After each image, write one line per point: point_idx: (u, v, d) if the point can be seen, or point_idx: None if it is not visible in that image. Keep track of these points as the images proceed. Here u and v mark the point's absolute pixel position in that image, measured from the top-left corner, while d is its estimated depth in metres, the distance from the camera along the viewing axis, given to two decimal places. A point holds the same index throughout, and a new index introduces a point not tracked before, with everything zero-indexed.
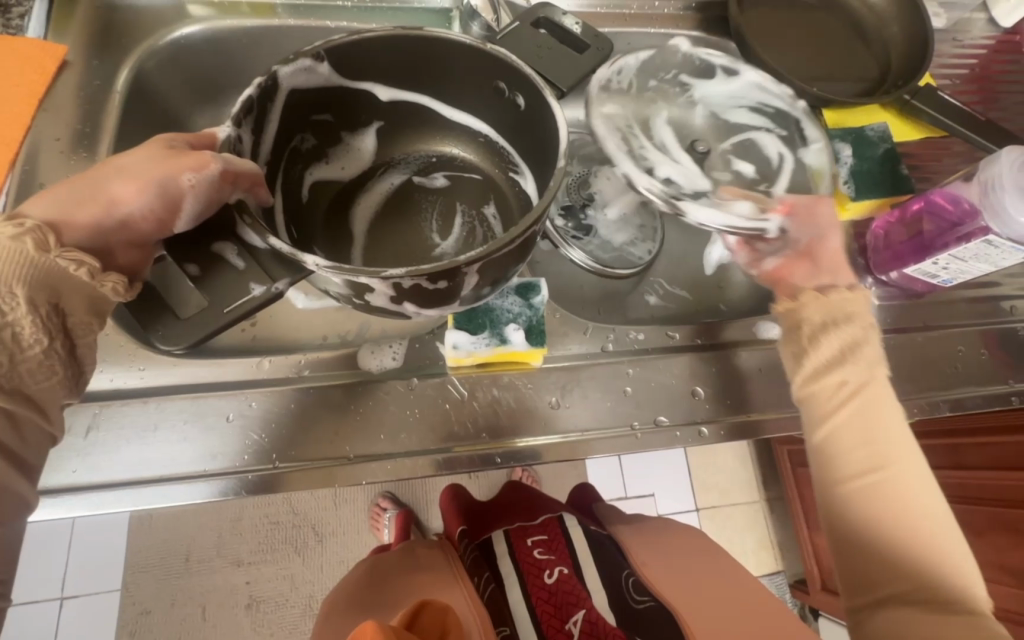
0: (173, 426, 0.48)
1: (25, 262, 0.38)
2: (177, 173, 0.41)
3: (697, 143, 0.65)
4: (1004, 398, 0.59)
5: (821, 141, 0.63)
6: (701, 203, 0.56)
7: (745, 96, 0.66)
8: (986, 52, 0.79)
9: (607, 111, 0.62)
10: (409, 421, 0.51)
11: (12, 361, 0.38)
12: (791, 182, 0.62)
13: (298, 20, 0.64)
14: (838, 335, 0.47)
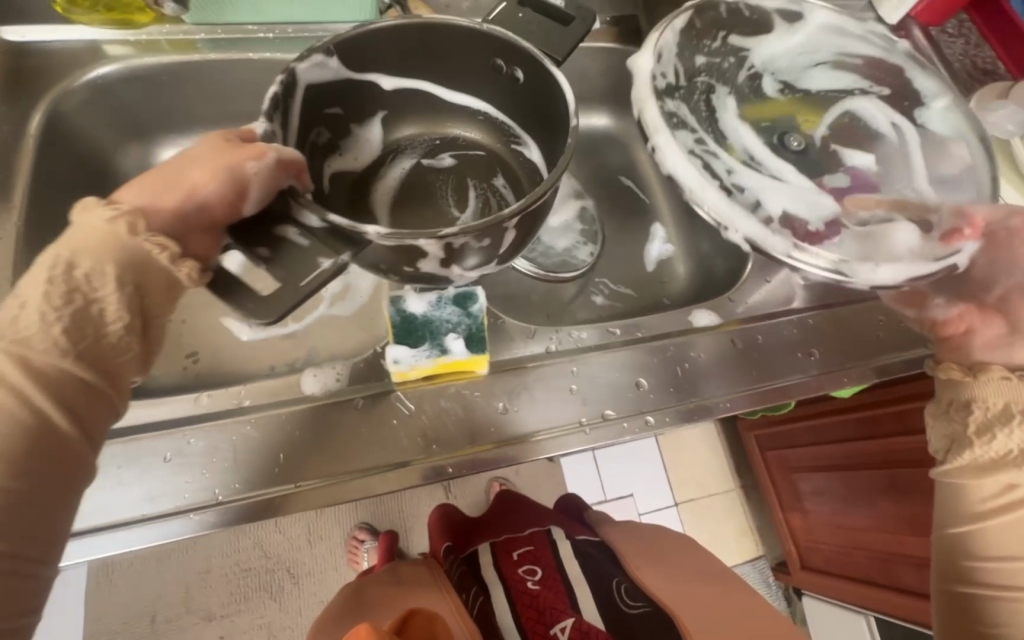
0: (107, 473, 0.46)
1: (117, 242, 0.41)
2: (240, 161, 0.42)
3: (790, 139, 0.60)
4: (924, 360, 0.64)
5: (942, 97, 0.63)
6: (849, 242, 0.53)
7: (815, 50, 0.64)
8: None
9: (682, 129, 0.56)
10: (356, 440, 0.51)
11: (96, 334, 0.39)
12: (923, 159, 0.60)
13: (220, 54, 0.64)
14: (1017, 431, 0.49)
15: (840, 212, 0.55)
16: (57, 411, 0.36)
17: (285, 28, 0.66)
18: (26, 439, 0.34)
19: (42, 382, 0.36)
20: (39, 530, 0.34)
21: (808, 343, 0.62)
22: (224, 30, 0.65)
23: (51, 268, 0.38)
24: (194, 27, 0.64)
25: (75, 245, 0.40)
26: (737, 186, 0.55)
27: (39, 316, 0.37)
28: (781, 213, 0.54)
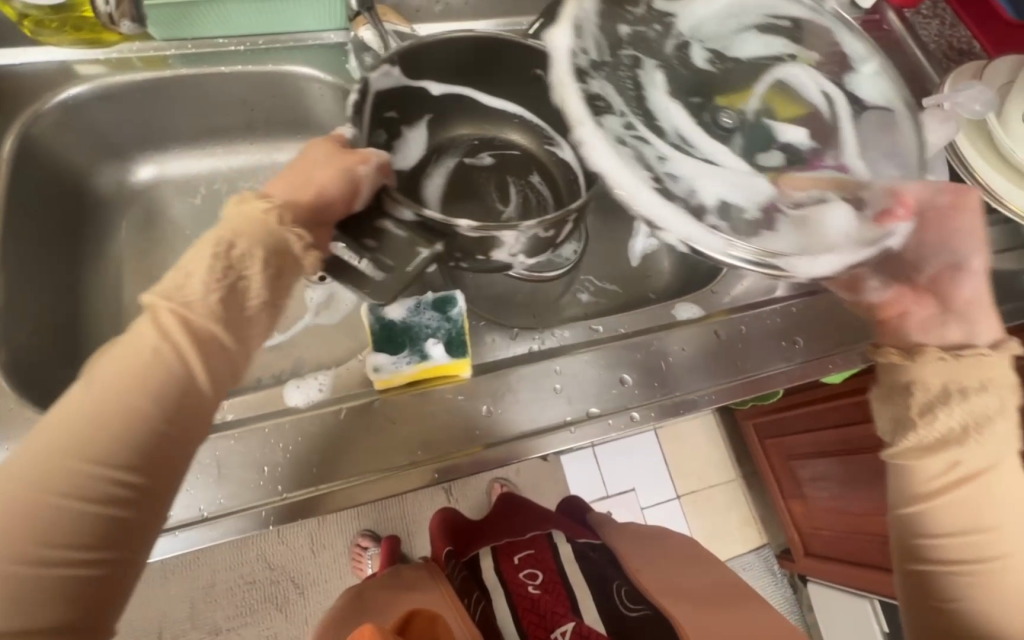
0: None
1: (266, 227, 0.45)
2: (352, 165, 0.48)
3: (720, 114, 0.49)
4: None
5: (870, 59, 0.53)
6: (784, 232, 0.44)
7: (741, 14, 0.54)
8: None
9: (603, 116, 0.45)
10: (340, 450, 0.51)
11: (240, 310, 0.44)
12: (859, 131, 0.50)
13: (193, 69, 0.64)
14: (960, 410, 0.46)
15: (775, 197, 0.46)
16: (203, 372, 0.40)
17: (256, 40, 0.66)
18: (172, 395, 0.39)
19: (194, 344, 0.41)
20: (161, 481, 0.38)
21: (793, 331, 0.62)
22: (194, 45, 0.65)
23: (214, 246, 0.43)
24: (165, 43, 0.64)
25: (228, 227, 0.45)
26: (666, 176, 0.45)
27: (199, 286, 0.42)
28: (716, 204, 0.45)
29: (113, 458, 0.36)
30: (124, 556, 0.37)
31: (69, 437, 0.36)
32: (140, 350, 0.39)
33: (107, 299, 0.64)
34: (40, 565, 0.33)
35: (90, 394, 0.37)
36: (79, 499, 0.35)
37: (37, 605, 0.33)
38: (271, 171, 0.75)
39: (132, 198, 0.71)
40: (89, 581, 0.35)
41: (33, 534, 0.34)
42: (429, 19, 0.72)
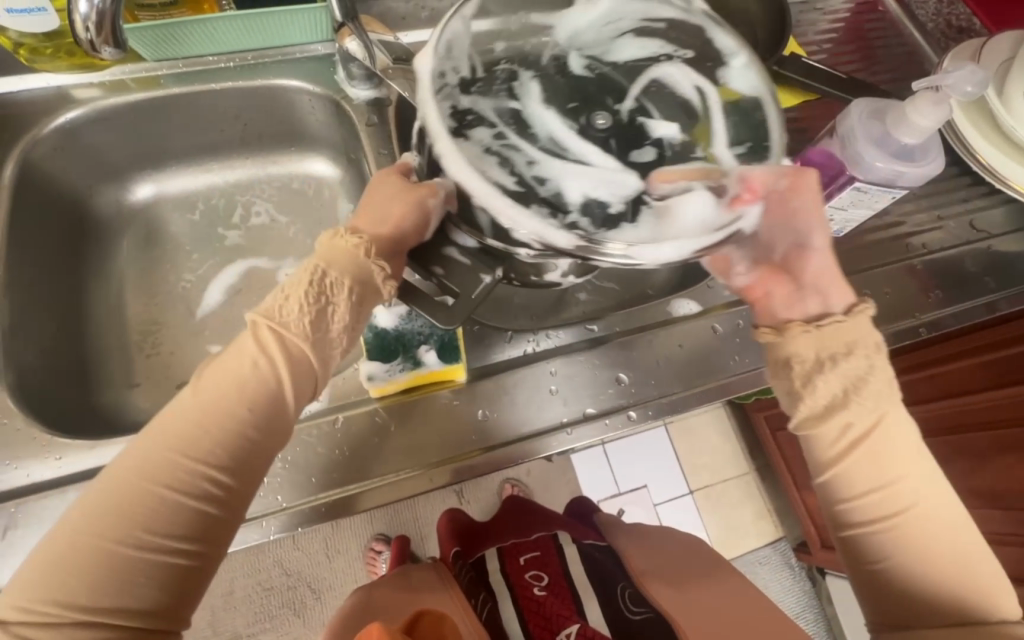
0: None
1: (356, 258, 0.48)
2: (421, 199, 0.47)
3: (595, 116, 0.47)
4: (914, 330, 0.63)
5: (741, 52, 0.50)
6: (643, 223, 0.43)
7: (619, 20, 0.51)
8: (849, 14, 0.84)
9: (472, 131, 0.46)
10: (337, 460, 0.52)
11: (325, 333, 0.47)
12: (729, 125, 0.47)
13: (185, 87, 0.65)
14: (834, 376, 0.49)
15: (643, 190, 0.44)
16: (289, 388, 0.45)
17: (245, 56, 0.67)
18: (262, 405, 0.43)
19: (288, 359, 0.45)
20: (246, 483, 0.43)
21: None
22: (185, 64, 0.66)
23: (310, 272, 0.47)
24: (156, 64, 0.65)
25: (323, 257, 0.49)
26: (533, 181, 0.44)
27: (296, 308, 0.46)
28: (580, 204, 0.43)
29: (209, 458, 0.41)
30: (210, 550, 0.41)
31: (178, 436, 0.41)
32: (242, 360, 0.44)
33: (111, 317, 0.66)
34: (145, 548, 0.38)
35: (198, 401, 0.42)
36: (181, 493, 0.40)
37: (139, 585, 0.38)
38: (267, 183, 0.76)
39: (132, 217, 0.72)
40: (179, 569, 0.39)
41: (143, 522, 0.39)
42: (415, 25, 0.72)
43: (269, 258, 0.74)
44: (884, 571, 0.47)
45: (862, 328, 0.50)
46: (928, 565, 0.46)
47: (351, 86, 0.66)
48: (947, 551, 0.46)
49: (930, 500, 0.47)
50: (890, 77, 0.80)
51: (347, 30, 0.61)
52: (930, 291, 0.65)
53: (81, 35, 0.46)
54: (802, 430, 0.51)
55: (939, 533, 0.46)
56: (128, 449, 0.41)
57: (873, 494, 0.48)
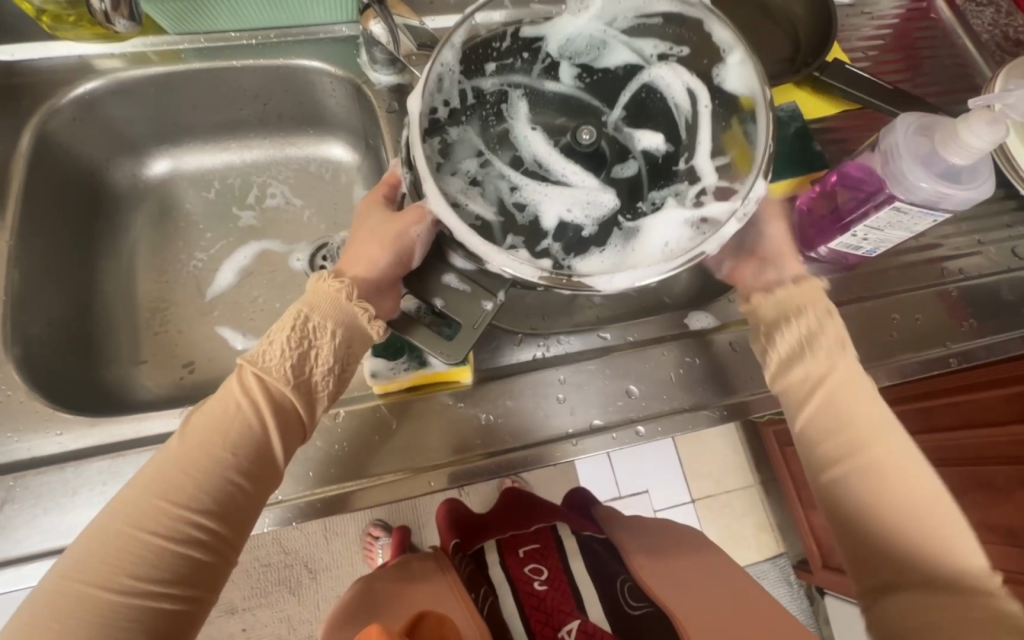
0: (93, 490, 0.46)
1: (336, 301, 0.47)
2: (405, 228, 0.48)
3: (580, 132, 0.50)
4: (943, 360, 0.60)
5: (737, 45, 0.47)
6: (610, 246, 0.47)
7: (613, 16, 0.49)
8: (899, 20, 0.80)
9: (459, 162, 0.49)
10: (336, 455, 0.51)
11: (308, 375, 0.46)
12: (715, 133, 0.48)
13: (204, 63, 0.64)
14: (794, 330, 0.53)
15: (618, 211, 0.49)
16: (276, 436, 0.44)
17: (268, 34, 0.66)
18: (245, 448, 0.43)
19: (270, 403, 0.44)
20: (234, 526, 0.43)
21: None
22: (206, 38, 0.65)
23: (293, 318, 0.46)
24: (178, 37, 0.64)
25: (307, 301, 0.48)
26: (514, 207, 0.49)
27: (278, 352, 0.45)
28: (556, 226, 0.48)
29: (195, 503, 0.41)
30: (198, 593, 0.41)
31: (164, 483, 0.41)
32: (225, 405, 0.44)
33: (121, 292, 0.66)
34: (126, 593, 0.38)
35: (184, 448, 0.42)
36: (166, 539, 0.40)
37: (127, 630, 0.38)
38: (283, 165, 0.75)
39: (147, 192, 0.71)
40: (169, 614, 0.39)
41: (128, 567, 0.39)
42: (442, 10, 0.70)
43: (282, 241, 0.73)
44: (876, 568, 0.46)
45: (807, 296, 0.53)
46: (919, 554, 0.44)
47: (372, 70, 0.64)
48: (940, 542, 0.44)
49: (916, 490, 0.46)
50: (937, 90, 0.76)
51: (373, 13, 0.59)
52: (964, 319, 0.61)
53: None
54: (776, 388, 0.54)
55: (905, 474, 0.47)
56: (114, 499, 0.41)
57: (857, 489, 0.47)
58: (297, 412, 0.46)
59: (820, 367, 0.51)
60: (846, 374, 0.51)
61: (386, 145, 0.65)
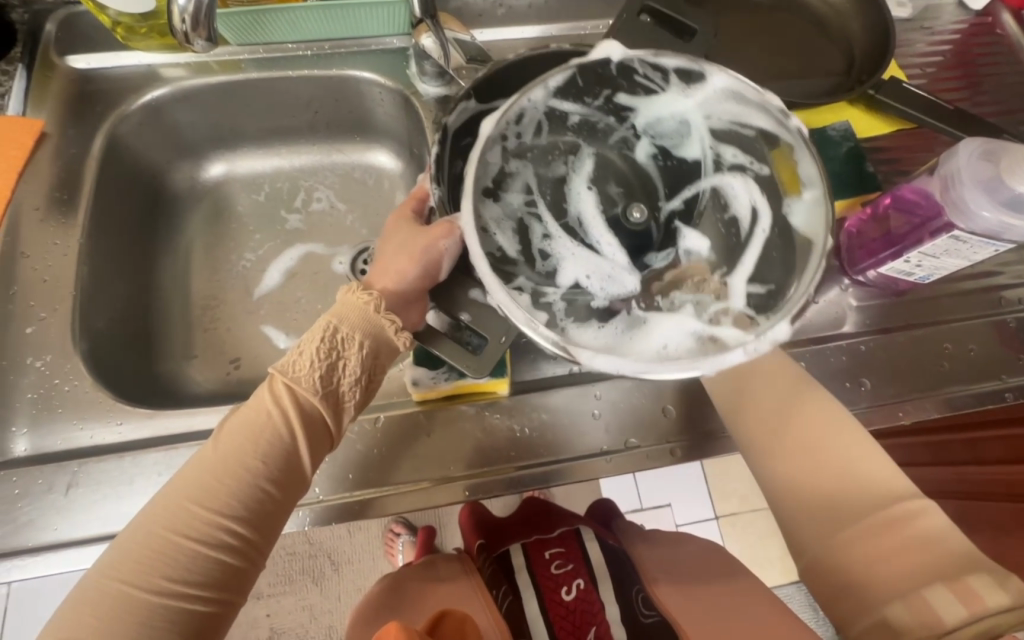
0: (149, 479, 0.49)
1: (365, 311, 0.49)
2: (433, 241, 0.48)
3: (633, 207, 0.45)
4: (997, 394, 0.57)
5: (817, 185, 0.44)
6: (610, 327, 0.42)
7: (712, 111, 0.46)
8: (960, 36, 0.77)
9: (506, 193, 0.45)
10: (373, 459, 0.53)
11: (335, 387, 0.48)
12: (762, 256, 0.43)
13: (261, 72, 0.67)
14: None
15: (634, 296, 0.43)
16: (305, 445, 0.46)
17: (323, 45, 0.68)
18: (275, 457, 0.45)
19: (299, 414, 0.46)
20: (262, 531, 0.45)
21: (858, 372, 0.57)
22: (266, 49, 0.67)
23: (322, 330, 0.48)
24: (239, 48, 0.67)
25: (336, 312, 0.50)
26: (537, 253, 0.44)
27: (307, 363, 0.47)
28: (567, 290, 0.43)
29: (228, 509, 0.43)
30: (227, 597, 0.43)
31: (199, 487, 0.43)
32: (257, 412, 0.46)
33: (176, 288, 0.69)
34: (160, 594, 0.40)
35: (218, 454, 0.44)
36: (201, 543, 0.42)
37: (162, 629, 0.39)
38: (329, 171, 0.78)
39: (202, 193, 0.75)
40: (199, 616, 0.41)
41: (164, 570, 0.40)
42: (491, 23, 0.72)
43: (325, 245, 0.75)
44: (823, 563, 0.45)
45: None
46: (862, 539, 0.44)
47: (421, 81, 0.66)
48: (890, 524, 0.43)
49: (854, 475, 0.46)
50: (1000, 109, 0.72)
51: (425, 27, 0.60)
52: (1021, 353, 0.59)
53: (177, 27, 0.42)
54: None
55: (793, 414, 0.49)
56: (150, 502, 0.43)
57: (793, 475, 0.48)
58: (324, 422, 0.48)
59: None
60: None
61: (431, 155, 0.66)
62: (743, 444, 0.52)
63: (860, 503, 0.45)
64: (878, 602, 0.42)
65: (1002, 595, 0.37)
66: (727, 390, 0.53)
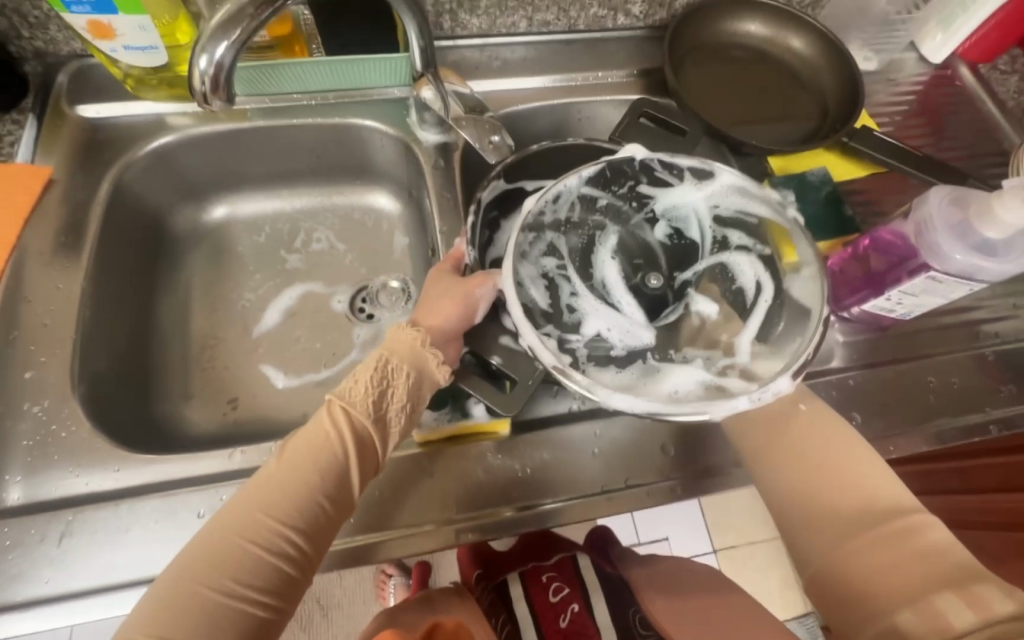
0: (146, 528, 0.48)
1: (415, 346, 0.52)
2: (471, 289, 0.52)
3: (651, 274, 0.51)
4: (983, 426, 0.59)
5: (815, 265, 0.50)
6: (630, 372, 0.47)
7: (719, 202, 0.54)
8: (923, 87, 0.82)
9: (538, 256, 0.51)
10: (375, 501, 0.52)
11: (383, 414, 0.50)
12: (764, 322, 0.49)
13: (267, 121, 0.70)
14: None
15: (650, 348, 0.48)
16: (358, 466, 0.48)
17: (326, 96, 0.72)
18: (332, 476, 0.48)
19: (356, 438, 0.49)
20: (321, 544, 0.47)
21: (848, 406, 0.59)
22: (271, 99, 0.71)
23: (375, 361, 0.51)
24: (245, 98, 0.70)
25: (387, 346, 0.53)
26: (565, 306, 0.49)
27: (361, 390, 0.50)
28: (592, 340, 0.48)
29: (292, 521, 0.45)
30: (285, 605, 0.45)
31: (265, 500, 0.46)
32: (315, 436, 0.48)
33: (175, 329, 0.69)
34: (233, 597, 0.42)
35: (283, 471, 0.47)
36: (265, 551, 0.44)
37: (224, 631, 0.41)
38: (330, 212, 0.80)
39: (203, 235, 0.76)
40: (260, 621, 0.43)
41: (236, 573, 0.43)
42: (486, 75, 0.76)
43: (325, 283, 0.76)
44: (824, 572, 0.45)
45: None
46: (863, 551, 0.44)
47: (421, 129, 0.69)
48: (891, 539, 0.44)
49: (858, 488, 0.47)
50: (963, 153, 0.77)
51: (425, 80, 0.63)
52: (1002, 384, 0.61)
53: (196, 88, 0.45)
54: None
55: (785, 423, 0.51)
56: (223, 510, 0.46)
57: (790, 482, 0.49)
58: (375, 445, 0.50)
59: None
60: None
61: (430, 197, 0.68)
62: (745, 455, 0.52)
63: (863, 516, 0.46)
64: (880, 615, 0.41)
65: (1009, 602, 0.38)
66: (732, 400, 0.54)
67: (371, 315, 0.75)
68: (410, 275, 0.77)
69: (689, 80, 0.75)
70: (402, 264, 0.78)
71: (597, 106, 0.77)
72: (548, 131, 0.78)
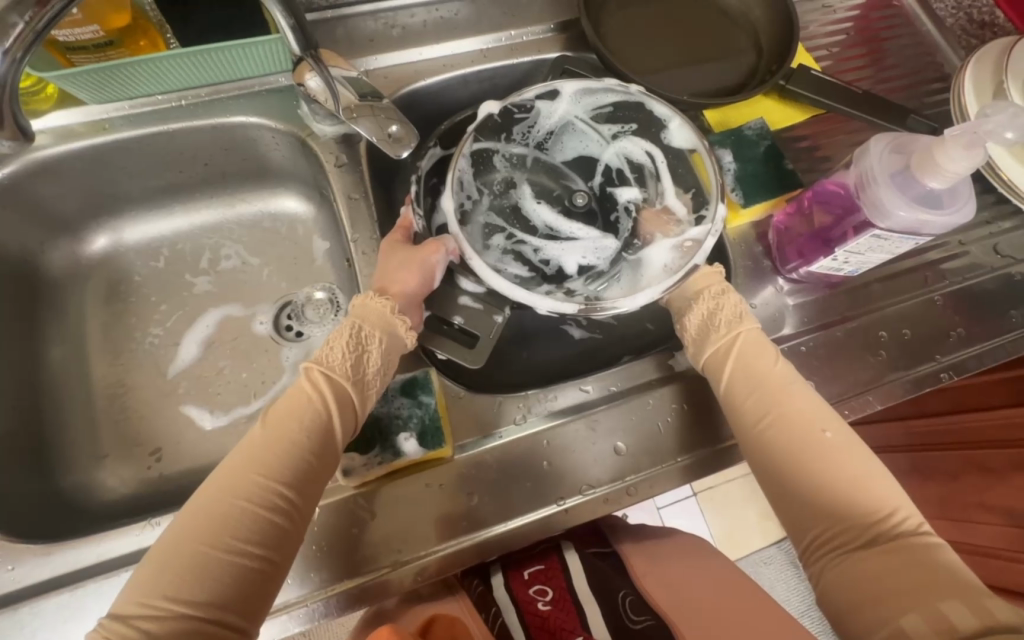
0: (56, 629, 0.43)
1: (385, 314, 0.52)
2: (430, 254, 0.52)
3: (575, 197, 0.59)
4: (934, 376, 0.58)
5: (675, 114, 0.56)
6: (624, 276, 0.54)
7: (574, 111, 0.59)
8: (859, 11, 0.77)
9: (489, 241, 0.56)
10: (313, 555, 0.48)
11: (361, 379, 0.50)
12: (673, 180, 0.56)
13: (133, 130, 0.60)
14: (702, 307, 0.55)
15: (621, 249, 0.55)
16: (339, 420, 0.48)
17: (199, 92, 0.62)
18: (318, 432, 0.47)
19: (337, 399, 0.48)
20: (307, 496, 0.45)
21: (802, 373, 0.57)
22: (132, 104, 0.60)
23: (349, 328, 0.51)
24: (100, 107, 0.59)
25: (357, 315, 0.53)
26: (541, 264, 0.56)
27: (339, 355, 0.50)
28: (578, 272, 0.56)
29: (278, 475, 0.44)
30: (279, 558, 0.43)
31: (255, 460, 0.45)
32: (299, 398, 0.48)
33: (75, 383, 0.62)
34: (226, 553, 0.41)
35: (269, 429, 0.47)
36: (256, 507, 0.43)
37: (223, 585, 0.41)
38: (235, 224, 0.71)
39: (89, 271, 0.67)
40: (252, 572, 0.42)
41: (227, 529, 0.42)
42: (385, 46, 0.66)
43: (242, 305, 0.69)
44: (845, 599, 0.44)
45: (702, 281, 0.56)
46: (859, 570, 0.44)
47: (314, 121, 0.61)
48: (882, 560, 0.43)
49: (874, 506, 0.45)
50: (902, 84, 0.73)
51: (307, 65, 0.54)
52: (952, 329, 0.60)
53: None
54: (706, 371, 0.54)
55: (808, 432, 0.48)
56: (212, 474, 0.45)
57: (812, 494, 0.47)
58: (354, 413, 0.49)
59: (756, 366, 0.52)
60: (752, 337, 0.53)
61: (336, 200, 0.61)
62: (763, 464, 0.49)
63: (860, 534, 0.45)
64: (892, 615, 0.40)
65: (971, 618, 0.38)
66: (757, 404, 0.50)
67: (300, 332, 0.68)
68: (335, 284, 0.70)
69: (610, 29, 0.67)
70: (324, 271, 0.71)
71: (514, 69, 0.69)
72: (465, 102, 0.70)
